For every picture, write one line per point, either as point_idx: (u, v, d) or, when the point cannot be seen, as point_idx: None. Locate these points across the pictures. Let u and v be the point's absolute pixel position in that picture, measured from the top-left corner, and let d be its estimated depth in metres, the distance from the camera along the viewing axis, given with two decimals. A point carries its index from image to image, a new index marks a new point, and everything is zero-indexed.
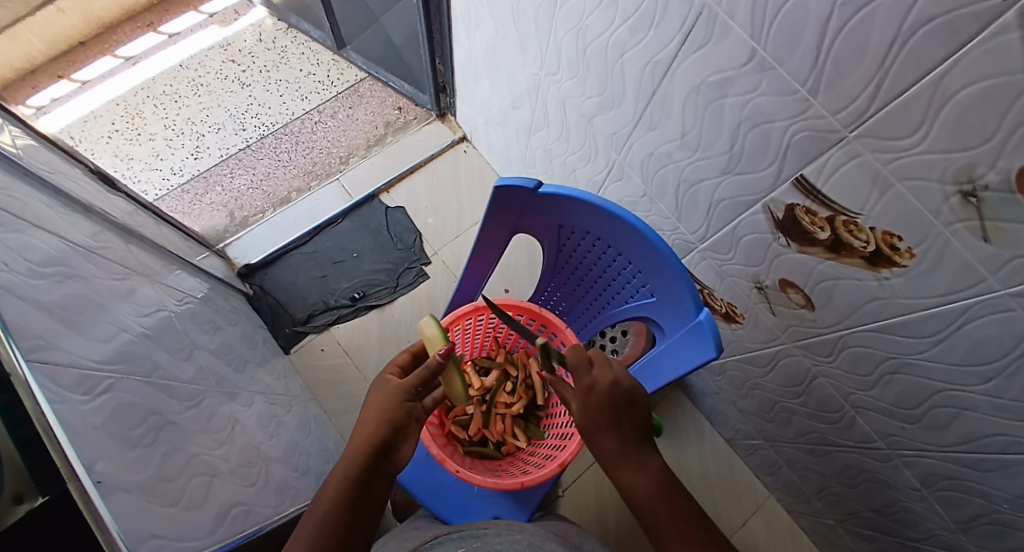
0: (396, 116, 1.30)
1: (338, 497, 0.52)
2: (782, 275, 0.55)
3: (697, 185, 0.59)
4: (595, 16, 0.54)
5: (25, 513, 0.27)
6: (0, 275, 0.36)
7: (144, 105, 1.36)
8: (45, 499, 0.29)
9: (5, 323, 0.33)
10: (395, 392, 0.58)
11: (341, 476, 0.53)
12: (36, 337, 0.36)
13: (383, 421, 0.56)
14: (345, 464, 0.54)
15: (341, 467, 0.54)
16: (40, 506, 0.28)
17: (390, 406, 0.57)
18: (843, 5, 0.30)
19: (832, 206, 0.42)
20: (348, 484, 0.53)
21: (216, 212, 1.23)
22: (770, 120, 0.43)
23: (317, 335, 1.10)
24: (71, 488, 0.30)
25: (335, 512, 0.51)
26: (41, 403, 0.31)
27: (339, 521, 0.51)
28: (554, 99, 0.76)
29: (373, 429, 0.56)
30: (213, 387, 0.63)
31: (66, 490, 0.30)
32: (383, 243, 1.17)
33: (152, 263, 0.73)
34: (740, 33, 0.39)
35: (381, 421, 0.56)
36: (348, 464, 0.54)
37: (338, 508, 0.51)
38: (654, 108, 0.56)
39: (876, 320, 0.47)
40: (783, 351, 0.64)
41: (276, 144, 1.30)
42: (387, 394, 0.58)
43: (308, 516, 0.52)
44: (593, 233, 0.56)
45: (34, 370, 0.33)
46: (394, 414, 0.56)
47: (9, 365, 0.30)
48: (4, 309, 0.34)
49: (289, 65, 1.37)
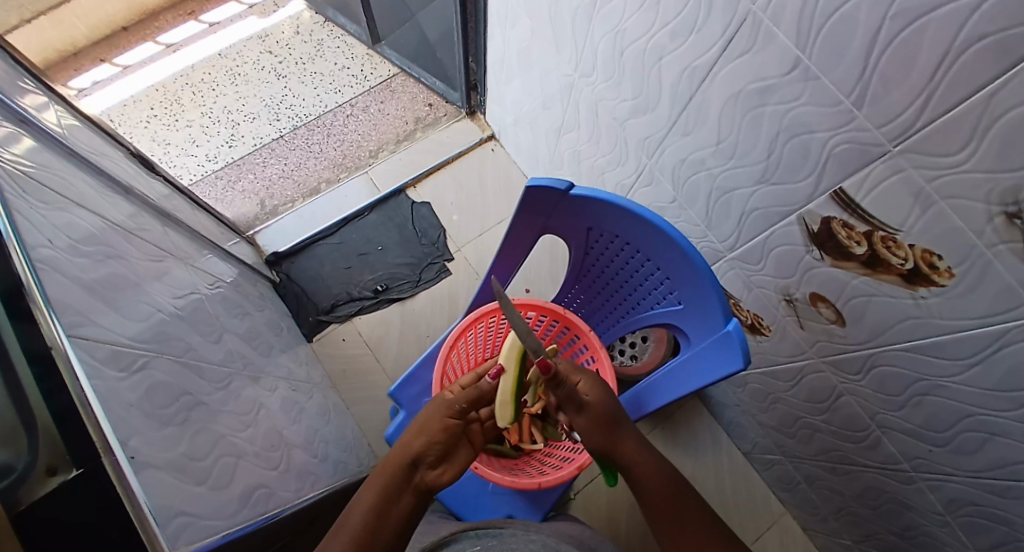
0: (427, 112, 1.32)
1: (374, 502, 0.53)
2: (814, 288, 0.53)
3: (729, 194, 0.58)
4: (635, 19, 0.54)
5: (60, 482, 0.29)
6: (45, 252, 0.38)
7: (183, 92, 1.40)
8: (79, 471, 0.30)
9: (49, 298, 0.34)
10: (440, 406, 0.59)
11: (377, 485, 0.55)
12: (77, 314, 0.37)
13: (422, 432, 0.58)
14: (378, 473, 0.56)
15: (375, 476, 0.56)
16: (74, 476, 0.29)
17: (432, 419, 0.59)
18: (895, 17, 0.30)
19: (870, 221, 0.41)
20: (382, 490, 0.55)
21: (247, 200, 1.26)
22: (811, 131, 0.42)
23: (340, 325, 1.12)
24: (106, 463, 0.30)
25: (368, 516, 0.52)
26: (79, 379, 0.32)
27: (372, 525, 0.52)
28: (587, 102, 0.76)
29: (412, 440, 0.58)
30: (239, 371, 0.65)
31: (101, 464, 0.30)
32: (408, 238, 1.19)
33: (185, 246, 0.76)
34: (785, 42, 0.39)
35: (422, 432, 0.58)
36: (381, 472, 0.56)
37: (372, 511, 0.53)
38: (689, 114, 0.56)
39: (908, 340, 0.46)
40: (809, 367, 0.63)
41: (308, 136, 1.33)
42: (430, 408, 0.60)
43: (342, 521, 0.53)
44: (622, 238, 0.56)
45: (74, 346, 0.34)
46: (434, 425, 0.58)
47: (50, 338, 0.32)
48: (49, 287, 0.36)
49: (325, 59, 1.40)
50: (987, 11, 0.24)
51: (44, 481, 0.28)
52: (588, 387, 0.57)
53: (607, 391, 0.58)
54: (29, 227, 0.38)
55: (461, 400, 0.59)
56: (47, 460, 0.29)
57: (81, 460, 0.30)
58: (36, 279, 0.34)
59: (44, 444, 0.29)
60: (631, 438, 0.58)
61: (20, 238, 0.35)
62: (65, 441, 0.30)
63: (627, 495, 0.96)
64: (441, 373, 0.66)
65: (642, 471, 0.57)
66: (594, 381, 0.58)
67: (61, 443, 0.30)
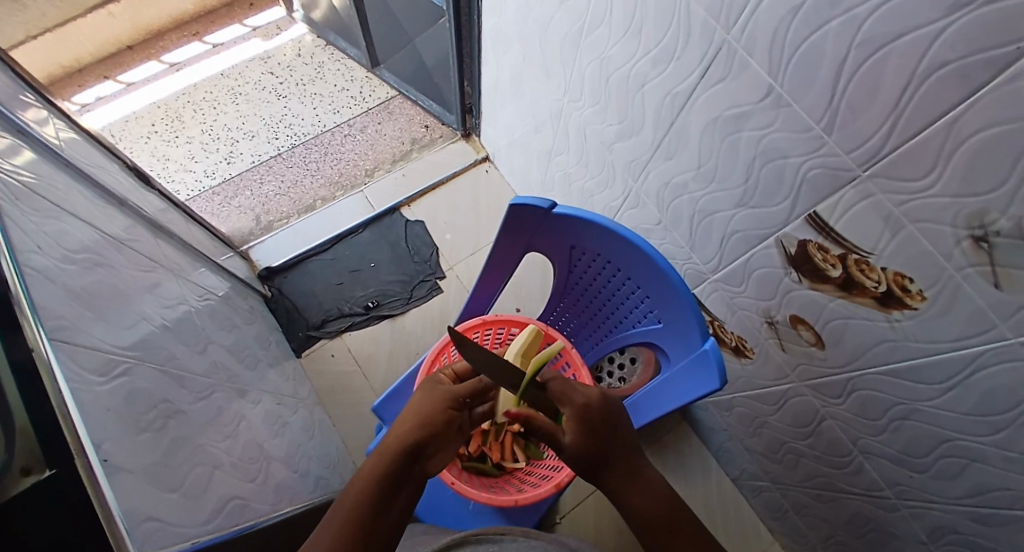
0: (423, 134, 1.34)
1: (363, 497, 0.49)
2: (793, 310, 0.54)
3: (712, 216, 0.59)
4: (618, 48, 0.56)
5: (32, 484, 0.28)
6: (33, 257, 0.38)
7: (184, 109, 1.43)
8: (51, 471, 0.29)
9: (34, 301, 0.35)
10: (443, 394, 0.57)
11: (365, 475, 0.51)
12: (59, 318, 0.38)
13: (420, 423, 0.55)
14: (370, 465, 0.52)
15: (366, 467, 0.52)
16: (46, 478, 0.29)
17: (434, 408, 0.56)
18: (859, 47, 0.31)
19: (845, 244, 0.42)
20: (372, 483, 0.51)
21: (243, 215, 1.27)
22: (786, 156, 0.43)
23: (329, 341, 1.12)
24: (78, 463, 0.30)
25: (357, 513, 0.48)
26: (58, 381, 0.32)
27: (361, 526, 0.48)
28: (575, 126, 0.78)
29: (409, 429, 0.55)
30: (223, 383, 0.65)
31: (73, 465, 0.30)
32: (400, 256, 1.20)
33: (177, 258, 0.76)
34: (758, 71, 0.40)
35: (420, 424, 0.55)
36: (374, 462, 0.52)
37: (360, 504, 0.49)
38: (671, 139, 0.57)
39: (885, 363, 0.46)
40: (793, 390, 0.63)
41: (306, 154, 1.35)
42: (431, 397, 0.57)
43: (329, 517, 0.49)
44: (603, 256, 0.56)
45: (54, 346, 0.34)
46: (434, 417, 0.55)
47: (33, 337, 0.32)
48: (35, 292, 0.36)
49: (326, 80, 1.44)
50: (948, 38, 0.25)
51: (17, 481, 0.28)
52: (571, 421, 0.54)
53: (595, 421, 0.54)
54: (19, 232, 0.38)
55: (464, 393, 0.58)
56: (23, 459, 0.28)
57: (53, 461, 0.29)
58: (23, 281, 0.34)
59: (20, 442, 0.28)
60: (620, 468, 0.54)
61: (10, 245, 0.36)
62: (40, 440, 0.29)
63: (616, 523, 0.94)
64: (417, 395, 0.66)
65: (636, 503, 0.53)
66: (578, 415, 0.54)
67: (37, 444, 0.29)
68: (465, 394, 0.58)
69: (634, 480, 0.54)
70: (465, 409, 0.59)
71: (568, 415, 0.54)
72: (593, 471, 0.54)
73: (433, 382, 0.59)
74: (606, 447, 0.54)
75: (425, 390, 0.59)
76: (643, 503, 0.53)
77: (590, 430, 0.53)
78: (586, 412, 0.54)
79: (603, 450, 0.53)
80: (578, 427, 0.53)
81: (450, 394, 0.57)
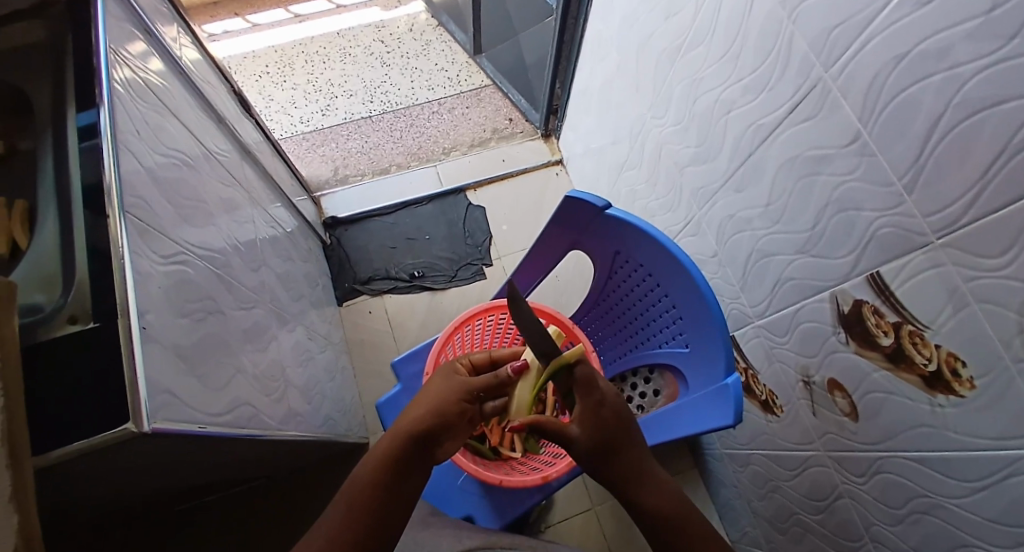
0: (506, 126, 1.38)
1: (377, 476, 0.52)
2: (832, 374, 0.51)
3: (768, 258, 0.57)
4: (713, 70, 0.56)
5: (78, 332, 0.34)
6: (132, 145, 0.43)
7: (297, 58, 1.55)
8: (92, 324, 0.34)
9: (123, 183, 0.40)
10: (458, 385, 0.59)
11: (379, 457, 0.54)
12: (141, 200, 0.42)
13: (434, 411, 0.56)
14: (384, 447, 0.54)
15: (380, 449, 0.55)
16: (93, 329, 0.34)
17: (449, 397, 0.58)
18: (959, 105, 0.30)
19: (902, 312, 0.40)
20: (386, 465, 0.53)
21: (324, 164, 1.36)
22: (859, 208, 0.41)
23: (370, 297, 1.17)
24: (119, 324, 0.34)
25: (372, 491, 0.51)
26: (122, 252, 0.36)
27: (376, 503, 0.50)
28: (652, 143, 0.78)
29: (422, 417, 0.56)
30: (267, 304, 0.70)
31: (114, 325, 0.34)
32: (455, 235, 1.24)
33: (257, 185, 0.83)
34: (848, 114, 0.39)
35: (433, 412, 0.57)
36: (387, 444, 0.55)
37: (375, 482, 0.51)
38: (745, 171, 0.56)
39: (916, 449, 0.43)
40: (814, 459, 0.59)
41: (394, 122, 1.42)
42: (450, 384, 0.59)
43: (345, 492, 0.52)
44: (645, 269, 0.56)
45: (127, 221, 0.39)
46: (447, 407, 0.57)
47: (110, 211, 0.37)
48: (125, 173, 0.41)
49: (428, 58, 1.51)
50: None
51: (63, 326, 0.34)
52: (584, 413, 0.54)
53: (608, 418, 0.54)
54: (123, 118, 0.44)
55: (480, 386, 0.60)
56: (72, 310, 0.35)
57: (99, 317, 0.34)
58: (116, 163, 0.40)
59: (75, 296, 0.35)
60: (632, 462, 0.54)
61: (112, 132, 0.41)
62: (89, 299, 0.35)
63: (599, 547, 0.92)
64: (433, 361, 0.67)
65: (647, 500, 0.52)
66: (592, 410, 0.54)
67: (88, 301, 0.35)
68: (480, 387, 0.60)
69: (639, 480, 0.53)
70: (478, 402, 0.61)
71: (579, 406, 0.55)
72: (602, 465, 0.53)
73: (447, 372, 0.61)
74: (617, 443, 0.54)
75: (440, 380, 0.60)
76: (652, 500, 0.52)
77: (601, 425, 0.53)
78: (598, 406, 0.54)
79: (615, 442, 0.53)
80: (591, 420, 0.53)
81: (466, 385, 0.59)
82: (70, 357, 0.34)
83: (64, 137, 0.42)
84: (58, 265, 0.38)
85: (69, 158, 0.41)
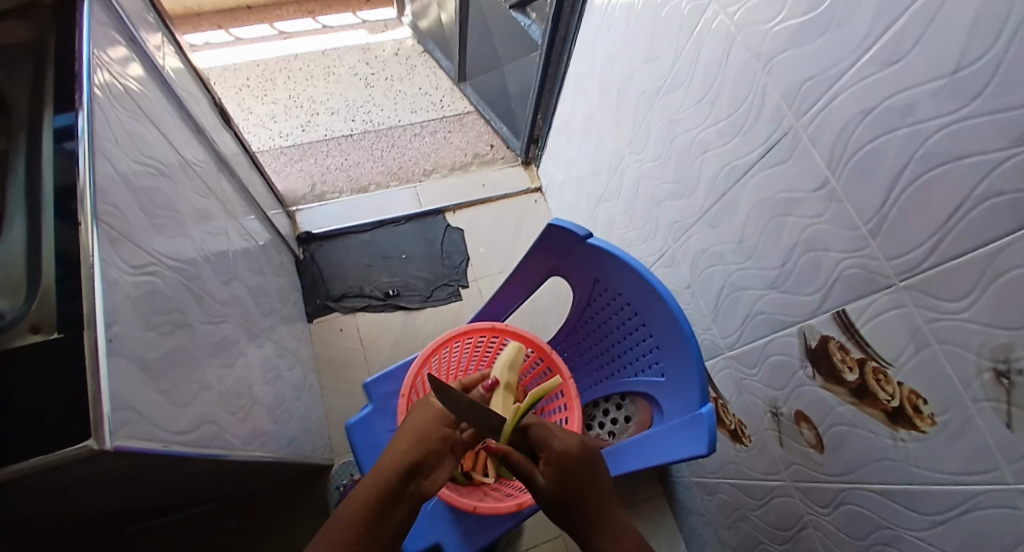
0: (487, 151, 1.41)
1: (364, 517, 0.49)
2: (800, 406, 0.53)
3: (739, 292, 0.59)
4: (690, 113, 0.59)
5: (45, 342, 0.32)
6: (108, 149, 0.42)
7: (279, 73, 1.55)
8: (56, 335, 0.33)
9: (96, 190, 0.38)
10: (440, 414, 0.58)
11: (364, 494, 0.50)
12: (114, 207, 0.41)
13: (420, 441, 0.55)
14: (370, 481, 0.51)
15: (365, 484, 0.51)
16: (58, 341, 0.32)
17: (433, 426, 0.56)
18: (920, 158, 0.33)
19: (866, 348, 0.42)
20: (373, 502, 0.50)
21: (301, 179, 1.34)
22: (826, 248, 0.44)
23: (342, 316, 1.15)
24: (85, 336, 0.33)
25: (361, 532, 0.48)
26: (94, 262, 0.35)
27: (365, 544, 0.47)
28: (630, 176, 0.81)
29: (408, 448, 0.54)
30: (236, 319, 0.67)
31: (80, 338, 0.32)
32: (433, 256, 1.23)
33: (232, 197, 0.81)
34: (818, 160, 0.42)
35: (418, 442, 0.55)
36: (374, 479, 0.52)
37: (360, 522, 0.48)
38: (719, 208, 0.59)
39: (880, 482, 0.45)
40: (781, 489, 0.61)
41: (375, 141, 1.42)
42: (426, 416, 0.57)
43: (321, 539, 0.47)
44: (623, 297, 0.57)
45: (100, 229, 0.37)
46: (433, 436, 0.56)
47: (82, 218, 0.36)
48: (100, 179, 0.40)
49: (412, 81, 1.54)
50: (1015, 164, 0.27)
51: (25, 335, 0.33)
52: (547, 459, 0.52)
53: (573, 466, 0.52)
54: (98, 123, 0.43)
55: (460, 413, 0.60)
56: (34, 319, 0.33)
57: (63, 329, 0.33)
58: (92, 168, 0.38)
59: (38, 305, 0.34)
60: (603, 513, 0.51)
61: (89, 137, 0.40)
62: (56, 310, 0.34)
63: None
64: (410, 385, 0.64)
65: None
66: (556, 458, 0.52)
67: (54, 314, 0.33)
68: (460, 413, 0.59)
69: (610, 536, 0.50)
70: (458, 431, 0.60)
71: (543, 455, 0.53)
72: (570, 516, 0.51)
73: (426, 401, 0.60)
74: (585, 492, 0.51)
75: (420, 410, 0.59)
76: None
77: (567, 473, 0.51)
78: (561, 453, 0.52)
79: (584, 490, 0.51)
80: (555, 468, 0.52)
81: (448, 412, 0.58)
82: (28, 369, 0.32)
83: (38, 140, 0.41)
84: (24, 268, 0.37)
85: (41, 164, 0.40)
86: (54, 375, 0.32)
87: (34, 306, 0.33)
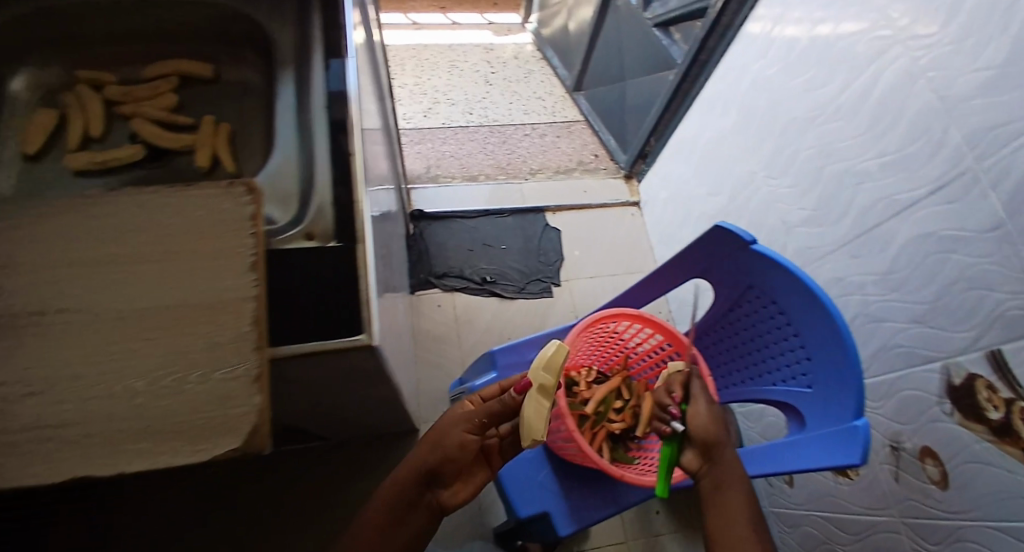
0: (591, 160, 1.47)
1: (382, 517, 0.51)
2: (926, 442, 0.54)
3: (877, 323, 0.60)
4: (850, 144, 0.62)
5: (323, 246, 0.40)
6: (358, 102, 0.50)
7: (408, 61, 1.67)
8: (333, 243, 0.41)
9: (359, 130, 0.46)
10: (461, 417, 0.54)
11: (386, 495, 0.52)
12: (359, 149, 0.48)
13: (434, 448, 0.53)
14: (391, 483, 0.53)
15: (388, 485, 0.53)
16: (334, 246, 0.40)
17: (450, 433, 0.53)
18: None
19: (1018, 389, 0.43)
20: (391, 504, 0.52)
21: (417, 160, 1.44)
22: (990, 288, 0.46)
23: (440, 292, 1.23)
24: (356, 247, 0.40)
25: (380, 528, 0.51)
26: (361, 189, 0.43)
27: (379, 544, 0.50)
28: (759, 200, 0.83)
29: (424, 455, 0.54)
30: (388, 272, 0.75)
31: (352, 247, 0.40)
32: (529, 250, 1.29)
33: (386, 165, 0.91)
34: (996, 204, 0.45)
35: (435, 449, 0.53)
36: (396, 479, 0.53)
37: (380, 523, 0.51)
38: (866, 240, 0.61)
39: (1010, 522, 0.45)
40: (885, 526, 0.61)
41: (488, 135, 1.51)
42: (449, 419, 0.55)
43: (354, 527, 0.52)
44: (777, 305, 0.59)
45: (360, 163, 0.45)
46: (446, 444, 0.53)
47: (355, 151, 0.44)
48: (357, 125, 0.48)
49: (528, 85, 1.63)
50: None
51: (302, 240, 0.41)
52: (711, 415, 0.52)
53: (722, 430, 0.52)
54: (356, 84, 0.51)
55: (486, 415, 0.53)
56: (312, 228, 0.41)
57: (341, 238, 0.41)
58: (357, 114, 0.47)
59: (321, 217, 0.42)
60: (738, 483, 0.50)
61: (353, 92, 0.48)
62: (331, 225, 0.42)
63: None
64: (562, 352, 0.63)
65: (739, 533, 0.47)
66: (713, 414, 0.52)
67: (333, 228, 0.41)
68: (484, 414, 0.53)
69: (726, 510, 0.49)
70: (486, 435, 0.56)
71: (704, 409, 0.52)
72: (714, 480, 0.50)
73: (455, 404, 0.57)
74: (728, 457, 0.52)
75: (449, 413, 0.56)
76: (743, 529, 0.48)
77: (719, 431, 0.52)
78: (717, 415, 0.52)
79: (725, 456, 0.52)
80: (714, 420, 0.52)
81: (468, 415, 0.53)
82: (307, 262, 0.39)
83: (307, 82, 0.49)
84: (296, 186, 0.45)
85: (311, 107, 0.48)
86: (330, 272, 0.39)
87: (312, 215, 0.42)
